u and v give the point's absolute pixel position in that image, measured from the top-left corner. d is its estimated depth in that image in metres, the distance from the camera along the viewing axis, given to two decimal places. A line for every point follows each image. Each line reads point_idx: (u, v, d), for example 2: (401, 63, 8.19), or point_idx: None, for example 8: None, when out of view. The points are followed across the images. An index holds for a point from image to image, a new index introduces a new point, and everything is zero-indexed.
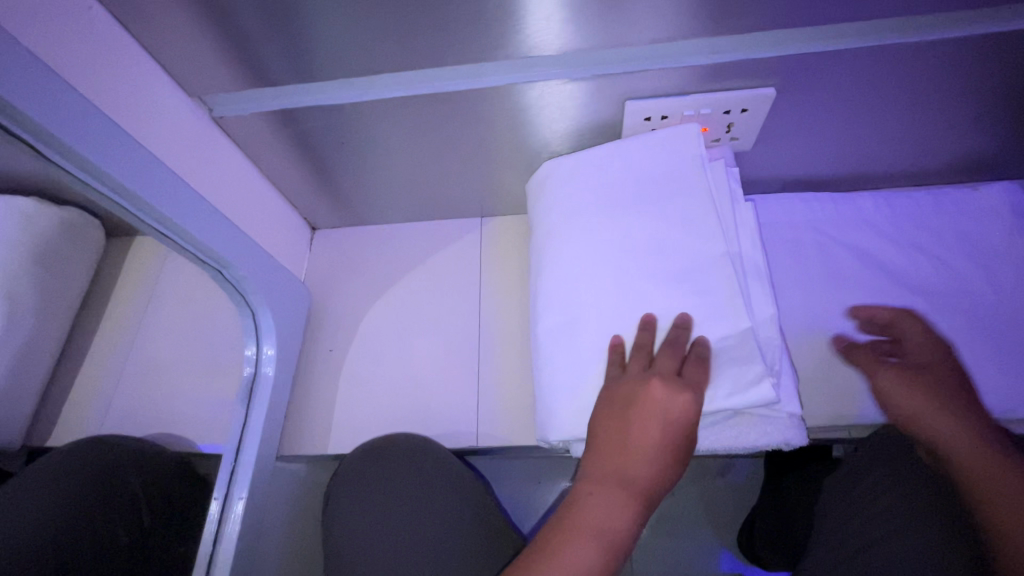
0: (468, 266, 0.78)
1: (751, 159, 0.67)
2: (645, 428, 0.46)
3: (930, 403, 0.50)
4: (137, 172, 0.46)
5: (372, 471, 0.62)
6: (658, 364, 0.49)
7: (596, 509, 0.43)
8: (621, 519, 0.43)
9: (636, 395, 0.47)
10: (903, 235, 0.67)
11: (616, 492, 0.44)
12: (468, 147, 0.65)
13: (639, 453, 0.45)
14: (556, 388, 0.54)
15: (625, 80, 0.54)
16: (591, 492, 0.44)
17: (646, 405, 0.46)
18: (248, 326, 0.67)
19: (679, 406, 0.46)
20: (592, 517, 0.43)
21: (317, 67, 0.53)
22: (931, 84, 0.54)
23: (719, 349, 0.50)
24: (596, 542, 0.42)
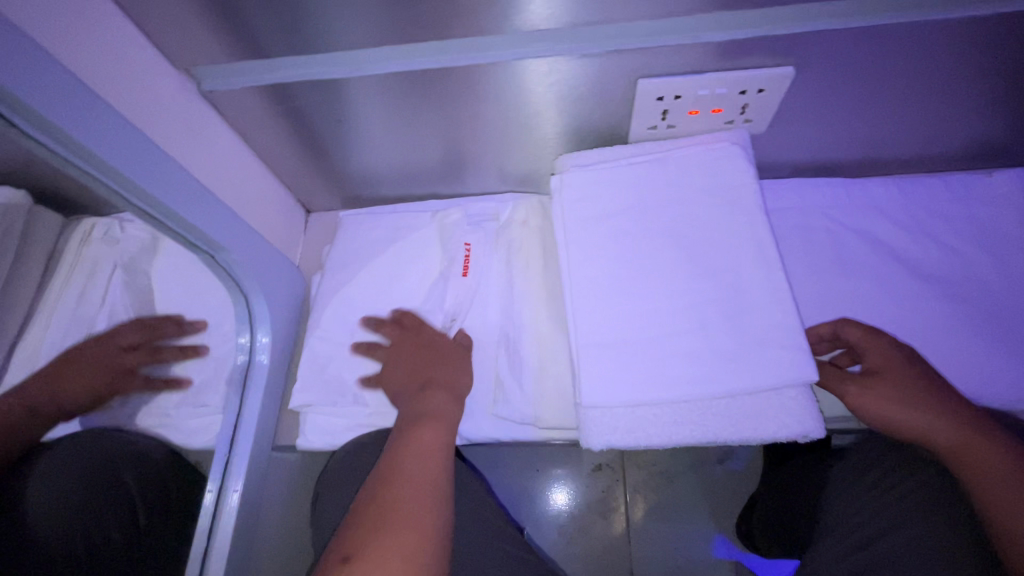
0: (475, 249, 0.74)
1: (765, 141, 0.65)
2: (463, 375, 0.61)
3: (907, 405, 0.49)
4: (115, 145, 0.43)
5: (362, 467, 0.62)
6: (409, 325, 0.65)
7: (405, 465, 0.50)
8: (452, 416, 0.57)
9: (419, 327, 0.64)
10: (914, 222, 0.66)
11: (444, 393, 0.58)
12: (469, 127, 0.62)
13: (443, 364, 0.61)
14: (578, 377, 0.52)
15: (638, 58, 0.51)
16: (427, 393, 0.58)
17: (424, 341, 0.63)
18: (241, 310, 0.65)
19: (462, 372, 0.61)
20: (439, 412, 0.56)
21: (311, 39, 0.50)
22: (953, 65, 0.52)
23: (719, 333, 0.51)
24: (443, 428, 0.55)
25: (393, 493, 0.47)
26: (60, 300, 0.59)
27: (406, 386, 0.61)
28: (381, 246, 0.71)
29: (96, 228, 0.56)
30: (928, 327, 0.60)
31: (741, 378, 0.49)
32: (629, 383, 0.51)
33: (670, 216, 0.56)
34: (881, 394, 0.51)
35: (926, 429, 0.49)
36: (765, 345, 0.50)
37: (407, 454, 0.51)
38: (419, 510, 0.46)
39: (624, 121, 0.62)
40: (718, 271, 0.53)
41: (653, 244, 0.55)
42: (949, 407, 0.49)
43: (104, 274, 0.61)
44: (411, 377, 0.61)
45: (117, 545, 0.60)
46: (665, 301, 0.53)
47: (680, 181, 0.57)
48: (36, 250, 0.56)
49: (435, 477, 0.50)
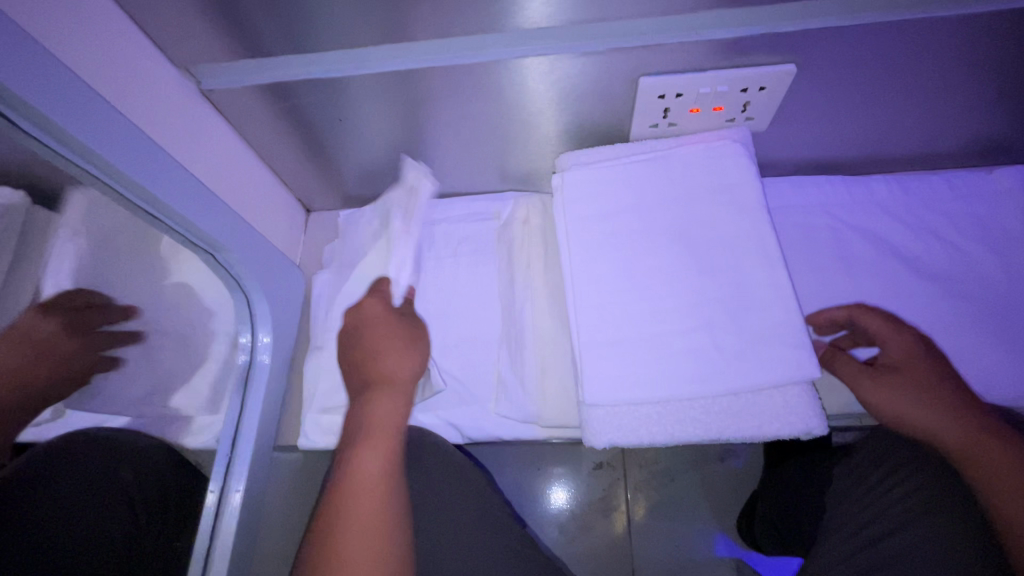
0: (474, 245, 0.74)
1: (767, 139, 0.65)
2: (407, 365, 0.59)
3: (920, 404, 0.49)
4: (116, 145, 0.43)
5: None
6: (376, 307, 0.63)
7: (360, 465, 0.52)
8: (399, 414, 0.56)
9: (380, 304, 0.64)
10: (916, 219, 0.66)
11: (389, 390, 0.57)
12: (470, 125, 0.62)
13: (387, 354, 0.59)
14: (580, 376, 0.52)
15: (640, 56, 0.51)
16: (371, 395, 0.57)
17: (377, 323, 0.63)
18: (242, 310, 0.65)
19: (406, 359, 0.59)
20: (383, 416, 0.55)
21: (311, 37, 0.50)
22: (954, 62, 0.52)
23: (720, 331, 0.51)
24: (391, 430, 0.55)
25: (342, 522, 0.49)
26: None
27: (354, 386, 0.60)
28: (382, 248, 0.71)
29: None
30: (929, 324, 0.60)
31: (744, 375, 0.49)
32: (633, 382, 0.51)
33: (672, 215, 0.56)
34: (898, 391, 0.50)
35: (938, 429, 0.48)
36: (767, 343, 0.50)
37: (356, 475, 0.52)
38: (378, 538, 0.48)
39: (625, 119, 0.62)
40: (720, 268, 0.53)
41: (655, 243, 0.55)
42: (960, 404, 0.49)
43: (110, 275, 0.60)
44: (358, 374, 0.60)
45: (121, 541, 0.61)
46: (667, 299, 0.53)
47: (682, 179, 0.57)
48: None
49: (383, 490, 0.51)
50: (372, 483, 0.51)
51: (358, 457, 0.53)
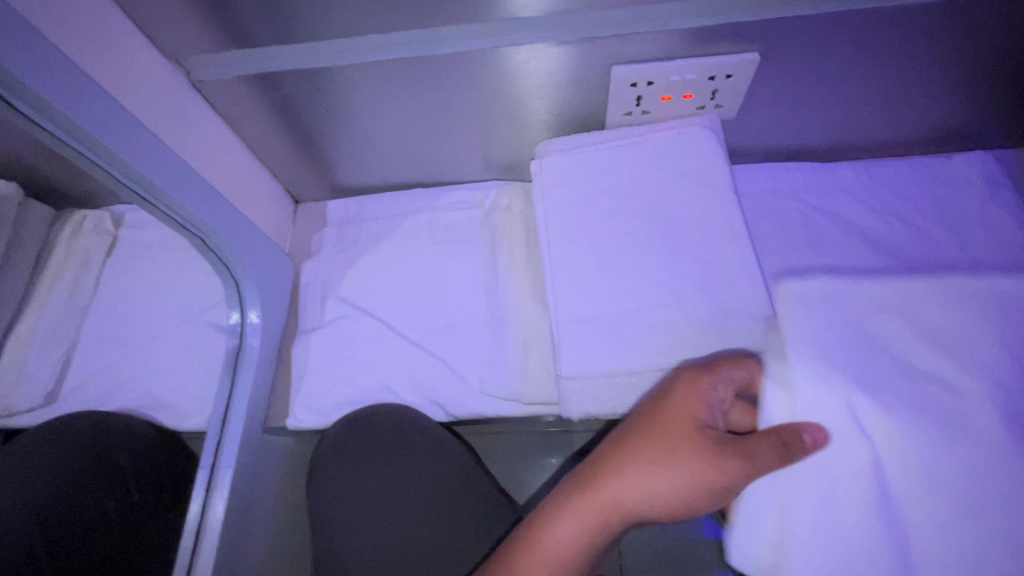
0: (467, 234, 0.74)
1: (738, 126, 0.67)
2: (562, 534, 0.50)
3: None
4: (110, 129, 0.45)
5: (361, 454, 0.64)
6: (681, 394, 0.50)
7: (557, 535, 0.50)
8: (581, 552, 0.50)
9: (693, 383, 0.51)
10: (882, 203, 0.69)
11: (580, 526, 0.50)
12: (453, 115, 0.64)
13: (596, 532, 0.51)
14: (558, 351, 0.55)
15: (611, 44, 0.54)
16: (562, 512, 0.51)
17: (674, 411, 0.50)
18: (232, 295, 0.66)
19: (567, 535, 0.51)
20: (565, 538, 0.50)
21: (296, 28, 0.52)
22: (910, 49, 0.55)
23: (689, 306, 0.54)
24: (582, 549, 0.50)
25: None
26: (53, 293, 0.63)
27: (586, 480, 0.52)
28: (373, 241, 0.74)
29: (88, 219, 0.62)
30: None
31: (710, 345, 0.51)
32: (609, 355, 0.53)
33: (647, 196, 0.59)
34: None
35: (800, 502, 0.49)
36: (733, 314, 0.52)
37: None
38: None
39: (601, 107, 0.64)
40: (690, 247, 0.56)
41: (630, 225, 0.58)
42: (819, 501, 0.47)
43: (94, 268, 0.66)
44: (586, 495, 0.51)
45: (114, 521, 0.60)
46: (642, 277, 0.56)
47: (655, 163, 0.60)
48: (27, 246, 0.60)
49: None
50: (550, 567, 0.50)
51: (557, 527, 0.50)
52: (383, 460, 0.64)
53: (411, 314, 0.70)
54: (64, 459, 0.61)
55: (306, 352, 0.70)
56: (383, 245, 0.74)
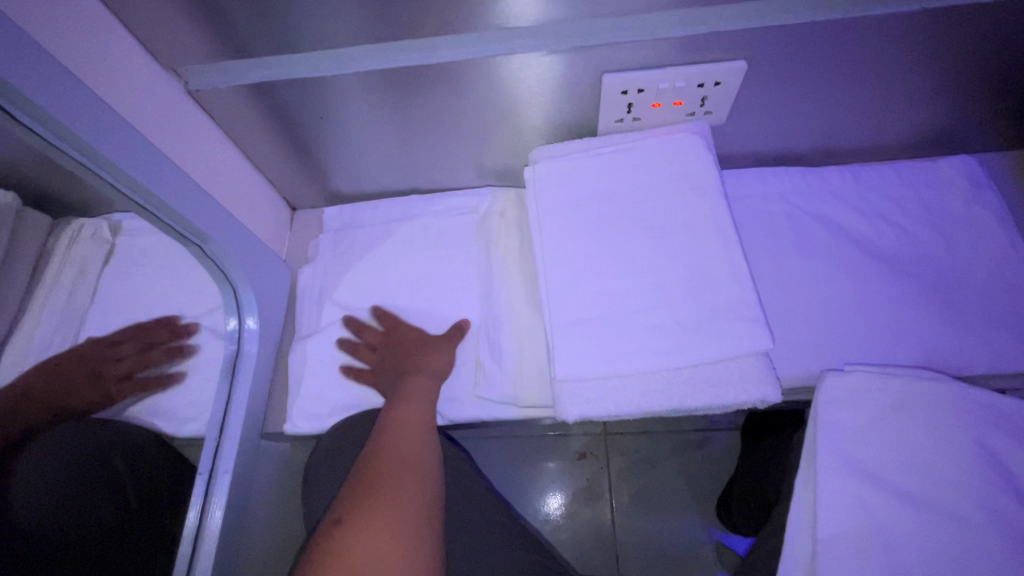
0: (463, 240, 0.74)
1: (727, 131, 0.69)
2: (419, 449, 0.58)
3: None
4: (108, 138, 0.46)
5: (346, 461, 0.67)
6: (418, 356, 0.66)
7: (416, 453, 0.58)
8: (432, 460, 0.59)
9: (416, 367, 0.65)
10: (867, 206, 0.70)
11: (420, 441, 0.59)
12: (447, 122, 0.65)
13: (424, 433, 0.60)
14: (552, 355, 0.55)
15: (601, 53, 0.55)
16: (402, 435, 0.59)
17: (426, 369, 0.65)
18: (229, 303, 0.68)
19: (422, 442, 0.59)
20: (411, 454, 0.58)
21: (291, 38, 0.53)
22: (891, 57, 0.57)
23: (681, 308, 0.54)
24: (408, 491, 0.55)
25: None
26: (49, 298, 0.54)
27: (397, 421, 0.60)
28: (369, 248, 0.75)
29: (84, 228, 0.56)
30: (879, 302, 0.64)
31: (700, 348, 0.52)
32: (603, 358, 0.54)
33: (637, 202, 0.60)
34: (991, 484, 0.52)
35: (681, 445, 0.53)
36: (723, 317, 0.53)
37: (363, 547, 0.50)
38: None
39: (591, 114, 0.65)
40: (680, 250, 0.57)
41: (621, 229, 0.59)
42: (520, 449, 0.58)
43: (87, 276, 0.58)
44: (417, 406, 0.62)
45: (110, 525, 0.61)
46: (633, 280, 0.56)
47: (644, 169, 0.61)
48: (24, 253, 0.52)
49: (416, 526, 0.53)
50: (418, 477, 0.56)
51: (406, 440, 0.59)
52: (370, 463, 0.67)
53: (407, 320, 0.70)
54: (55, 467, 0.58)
55: (302, 358, 0.70)
56: (379, 250, 0.74)
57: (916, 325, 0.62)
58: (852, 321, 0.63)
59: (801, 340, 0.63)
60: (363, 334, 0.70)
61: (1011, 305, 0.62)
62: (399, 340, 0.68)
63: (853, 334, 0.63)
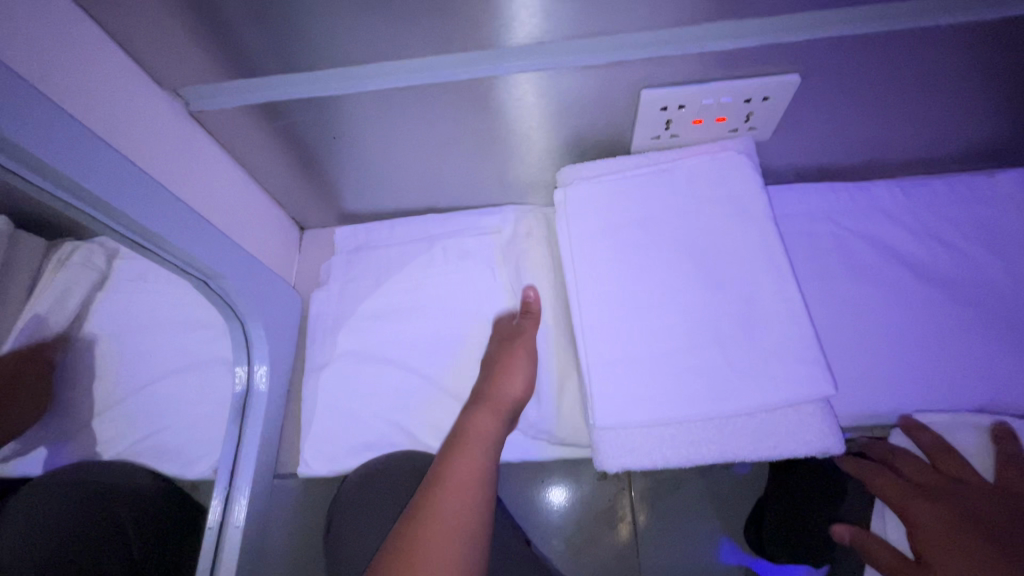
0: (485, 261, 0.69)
1: (770, 147, 0.64)
2: (486, 424, 0.53)
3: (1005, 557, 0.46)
4: (101, 175, 0.42)
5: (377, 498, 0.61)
6: (505, 360, 0.59)
7: (476, 426, 0.53)
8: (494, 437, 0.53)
9: (504, 368, 0.58)
10: (921, 226, 0.65)
11: (481, 422, 0.54)
12: (469, 140, 0.60)
13: (482, 418, 0.54)
14: (590, 399, 0.51)
15: (641, 68, 0.50)
16: (472, 413, 0.55)
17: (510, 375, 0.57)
18: (238, 336, 0.63)
19: (488, 423, 0.54)
20: (477, 431, 0.53)
21: (302, 57, 0.48)
22: (957, 69, 0.52)
23: (732, 351, 0.50)
24: (473, 461, 0.50)
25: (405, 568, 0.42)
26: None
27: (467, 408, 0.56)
28: (384, 271, 0.70)
29: (76, 252, 0.50)
30: (936, 333, 0.59)
31: (754, 395, 0.48)
32: (648, 404, 0.50)
33: (679, 229, 0.55)
34: (917, 504, 0.52)
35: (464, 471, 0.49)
36: (779, 361, 0.49)
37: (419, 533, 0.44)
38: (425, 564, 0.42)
39: (624, 132, 0.60)
40: (727, 284, 0.52)
41: (661, 260, 0.54)
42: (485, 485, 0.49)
43: (74, 300, 0.55)
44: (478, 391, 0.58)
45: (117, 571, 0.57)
46: (678, 317, 0.52)
47: (686, 194, 0.56)
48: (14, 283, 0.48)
49: (468, 511, 0.46)
50: (477, 456, 0.51)
51: (475, 417, 0.54)
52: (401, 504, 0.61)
53: (427, 351, 0.66)
54: (61, 510, 0.57)
55: (315, 392, 0.66)
56: (397, 274, 0.70)
57: (978, 359, 0.58)
58: (908, 354, 0.59)
59: (853, 374, 0.59)
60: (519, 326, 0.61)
61: None
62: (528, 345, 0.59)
63: (910, 369, 0.58)
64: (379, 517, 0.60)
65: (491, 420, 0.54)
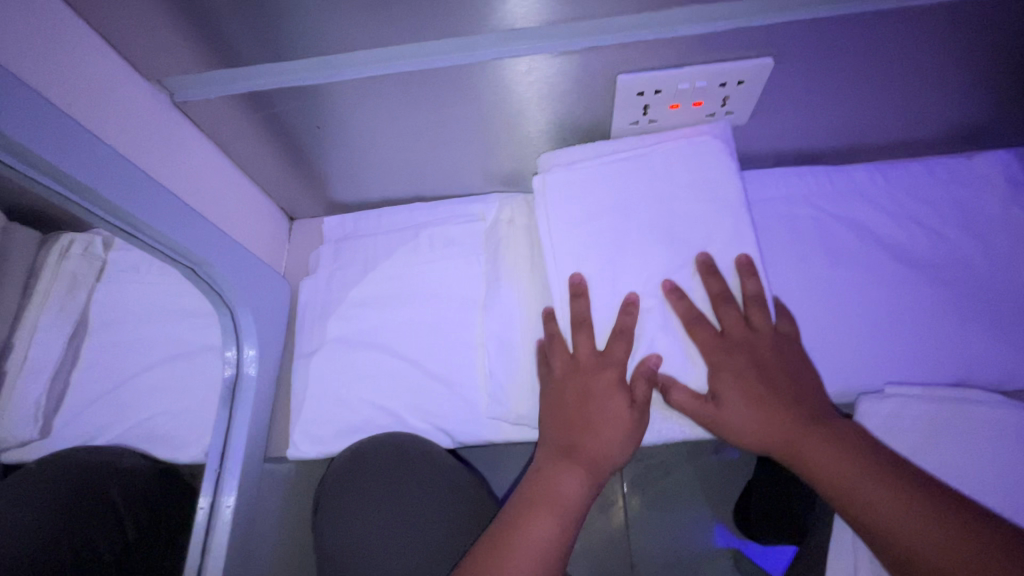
0: (471, 247, 0.70)
1: (748, 132, 0.65)
2: (574, 490, 0.50)
3: (826, 448, 0.48)
4: (88, 163, 0.43)
5: (365, 480, 0.61)
6: (611, 412, 0.52)
7: (565, 490, 0.50)
8: (580, 504, 0.50)
9: (605, 422, 0.52)
10: (899, 207, 0.66)
11: (571, 484, 0.50)
12: (450, 128, 0.61)
13: (575, 482, 0.51)
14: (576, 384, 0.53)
15: (615, 54, 0.51)
16: (562, 468, 0.51)
17: (600, 428, 0.52)
18: (227, 324, 0.64)
19: (576, 488, 0.50)
20: (565, 497, 0.50)
21: (281, 47, 0.49)
22: (928, 50, 0.52)
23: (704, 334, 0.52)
24: (557, 532, 0.48)
25: None
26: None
27: (558, 454, 0.52)
28: (370, 260, 0.72)
29: (76, 245, 0.54)
30: (913, 312, 0.60)
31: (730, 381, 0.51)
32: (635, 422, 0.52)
33: (657, 211, 0.56)
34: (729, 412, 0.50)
35: (539, 545, 0.47)
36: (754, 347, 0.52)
37: None
38: None
39: (603, 117, 0.62)
40: (703, 264, 0.54)
41: (638, 243, 0.55)
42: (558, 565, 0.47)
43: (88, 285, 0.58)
44: (559, 433, 0.54)
45: (110, 560, 0.59)
46: (656, 299, 0.53)
47: (665, 176, 0.57)
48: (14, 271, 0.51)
49: None
50: (559, 525, 0.49)
51: (566, 480, 0.51)
52: (389, 486, 0.61)
53: (414, 336, 0.67)
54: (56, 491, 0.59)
55: (305, 378, 0.68)
56: (383, 261, 0.71)
57: (953, 338, 0.59)
58: (884, 332, 0.60)
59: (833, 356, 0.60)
60: (576, 329, 0.54)
61: None
62: (597, 377, 0.53)
63: (884, 348, 0.59)
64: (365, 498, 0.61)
65: (580, 483, 0.51)
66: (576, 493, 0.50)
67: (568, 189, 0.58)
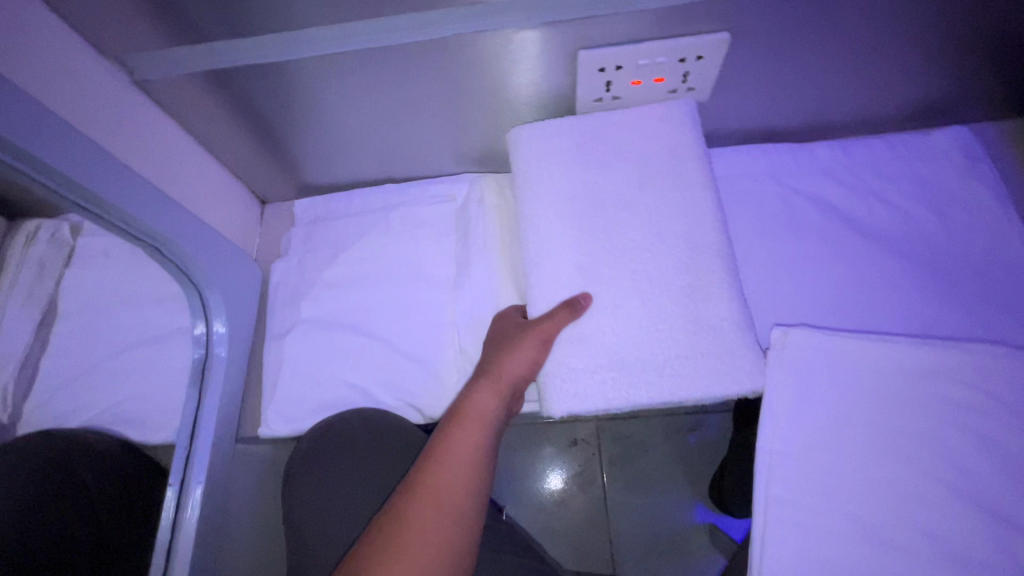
0: (442, 228, 0.71)
1: (712, 109, 0.66)
2: (485, 403, 0.53)
3: None
4: (46, 139, 0.42)
5: (336, 454, 0.63)
6: (512, 338, 0.55)
7: (476, 404, 0.53)
8: (495, 415, 0.53)
9: (511, 344, 0.55)
10: (858, 182, 0.67)
11: (484, 399, 0.53)
12: (417, 106, 0.62)
13: (486, 397, 0.53)
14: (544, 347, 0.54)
15: (574, 28, 0.51)
16: (474, 388, 0.55)
17: (507, 352, 0.55)
18: (196, 305, 0.64)
19: (490, 402, 0.53)
20: (478, 409, 0.53)
21: (240, 22, 0.49)
22: (882, 24, 0.53)
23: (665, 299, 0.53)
24: (472, 438, 0.51)
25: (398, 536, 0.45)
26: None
27: (474, 381, 0.56)
28: (343, 241, 0.72)
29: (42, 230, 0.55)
30: (870, 283, 0.62)
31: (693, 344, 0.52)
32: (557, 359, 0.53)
33: (619, 185, 0.57)
34: None
35: (456, 452, 0.50)
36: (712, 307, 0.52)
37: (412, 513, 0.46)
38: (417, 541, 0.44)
39: (568, 95, 0.62)
40: (664, 237, 0.55)
41: (601, 216, 0.56)
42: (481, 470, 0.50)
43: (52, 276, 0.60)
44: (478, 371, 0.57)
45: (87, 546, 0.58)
46: (618, 270, 0.55)
47: (628, 150, 0.59)
48: None
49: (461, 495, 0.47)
50: (475, 434, 0.51)
51: (477, 396, 0.53)
52: (362, 460, 0.63)
53: (386, 316, 0.68)
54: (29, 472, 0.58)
55: (278, 359, 0.68)
56: (354, 243, 0.71)
57: (908, 308, 0.60)
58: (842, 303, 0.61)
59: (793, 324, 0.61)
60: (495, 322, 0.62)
61: (1006, 281, 0.60)
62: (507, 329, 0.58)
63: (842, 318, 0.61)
64: (338, 475, 0.63)
65: (493, 400, 0.53)
66: (490, 408, 0.53)
67: (533, 164, 0.59)
